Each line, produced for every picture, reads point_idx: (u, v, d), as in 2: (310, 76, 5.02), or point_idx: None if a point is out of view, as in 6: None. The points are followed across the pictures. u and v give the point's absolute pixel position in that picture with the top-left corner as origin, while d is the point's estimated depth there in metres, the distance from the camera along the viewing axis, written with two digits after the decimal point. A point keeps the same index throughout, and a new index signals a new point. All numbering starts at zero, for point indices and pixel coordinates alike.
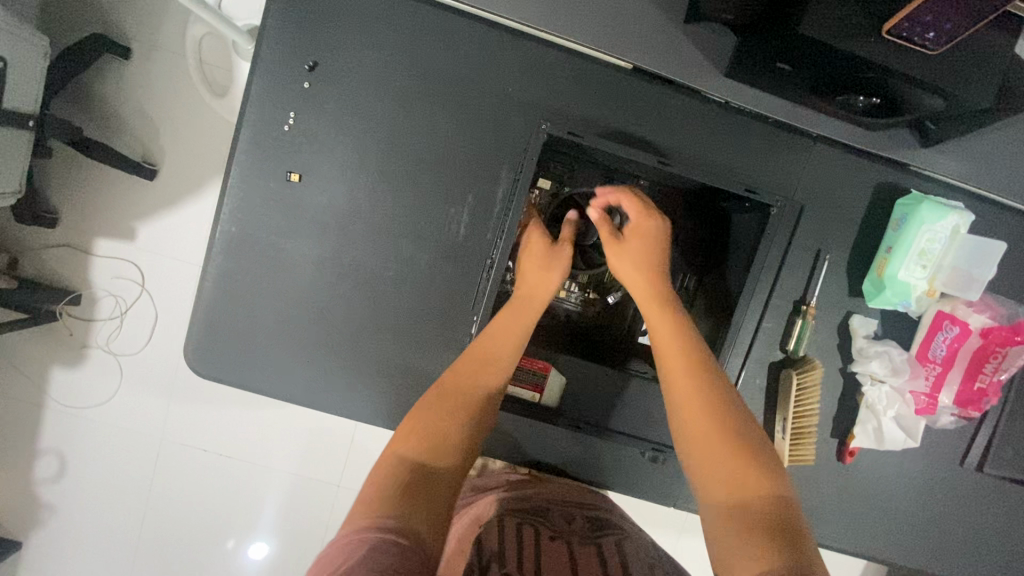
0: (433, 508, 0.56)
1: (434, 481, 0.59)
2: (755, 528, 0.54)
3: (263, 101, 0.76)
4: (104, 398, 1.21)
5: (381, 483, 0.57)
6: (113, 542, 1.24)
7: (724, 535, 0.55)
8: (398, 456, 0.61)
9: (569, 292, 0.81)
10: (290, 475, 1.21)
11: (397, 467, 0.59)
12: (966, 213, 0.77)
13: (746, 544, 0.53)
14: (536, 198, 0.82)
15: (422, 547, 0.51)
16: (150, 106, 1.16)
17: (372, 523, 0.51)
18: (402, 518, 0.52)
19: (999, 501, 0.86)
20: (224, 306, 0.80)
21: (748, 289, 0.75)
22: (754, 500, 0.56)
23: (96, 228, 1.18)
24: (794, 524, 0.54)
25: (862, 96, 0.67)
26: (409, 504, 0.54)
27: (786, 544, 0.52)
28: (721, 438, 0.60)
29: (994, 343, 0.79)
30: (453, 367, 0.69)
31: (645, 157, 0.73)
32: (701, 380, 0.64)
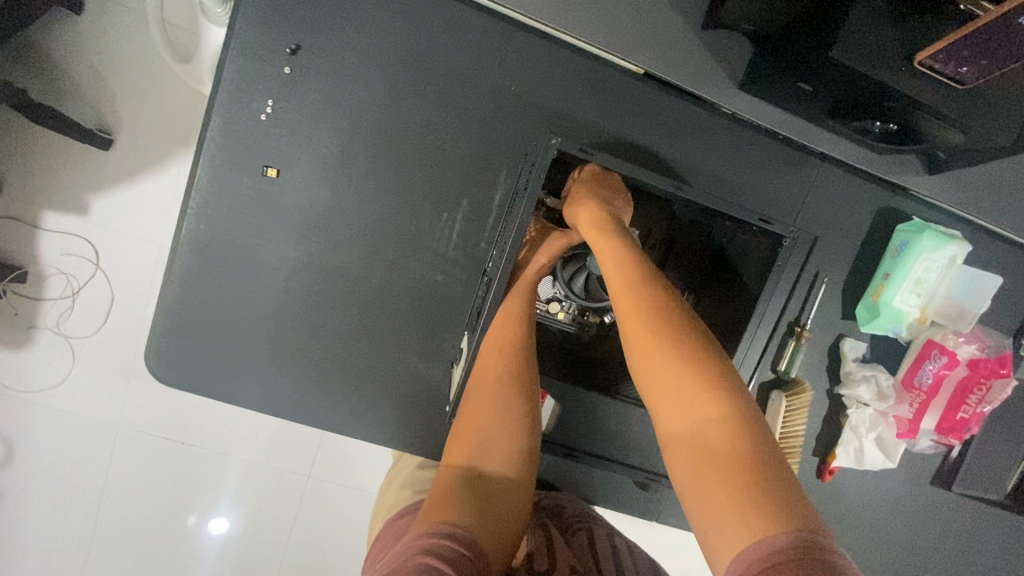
0: (494, 516, 0.59)
1: (491, 490, 0.62)
2: (721, 484, 0.53)
3: (237, 85, 0.68)
4: (53, 384, 1.12)
5: (436, 500, 0.60)
6: (63, 534, 1.15)
7: (696, 491, 0.55)
8: (449, 474, 0.64)
9: (567, 312, 0.79)
10: (257, 467, 1.16)
11: (449, 485, 0.62)
12: (965, 243, 0.77)
13: (726, 506, 0.51)
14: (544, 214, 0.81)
15: (484, 553, 0.54)
16: (105, 68, 1.04)
17: (429, 531, 0.54)
18: (461, 525, 0.55)
19: (965, 521, 0.89)
20: (190, 308, 0.73)
21: (756, 317, 0.72)
22: (722, 452, 0.54)
23: (42, 200, 1.07)
24: (755, 466, 0.52)
25: (879, 123, 0.67)
26: (465, 512, 0.58)
27: (769, 500, 0.50)
28: (683, 383, 0.58)
29: (979, 375, 0.81)
30: (471, 385, 0.70)
31: (659, 180, 0.70)
32: (657, 327, 0.61)
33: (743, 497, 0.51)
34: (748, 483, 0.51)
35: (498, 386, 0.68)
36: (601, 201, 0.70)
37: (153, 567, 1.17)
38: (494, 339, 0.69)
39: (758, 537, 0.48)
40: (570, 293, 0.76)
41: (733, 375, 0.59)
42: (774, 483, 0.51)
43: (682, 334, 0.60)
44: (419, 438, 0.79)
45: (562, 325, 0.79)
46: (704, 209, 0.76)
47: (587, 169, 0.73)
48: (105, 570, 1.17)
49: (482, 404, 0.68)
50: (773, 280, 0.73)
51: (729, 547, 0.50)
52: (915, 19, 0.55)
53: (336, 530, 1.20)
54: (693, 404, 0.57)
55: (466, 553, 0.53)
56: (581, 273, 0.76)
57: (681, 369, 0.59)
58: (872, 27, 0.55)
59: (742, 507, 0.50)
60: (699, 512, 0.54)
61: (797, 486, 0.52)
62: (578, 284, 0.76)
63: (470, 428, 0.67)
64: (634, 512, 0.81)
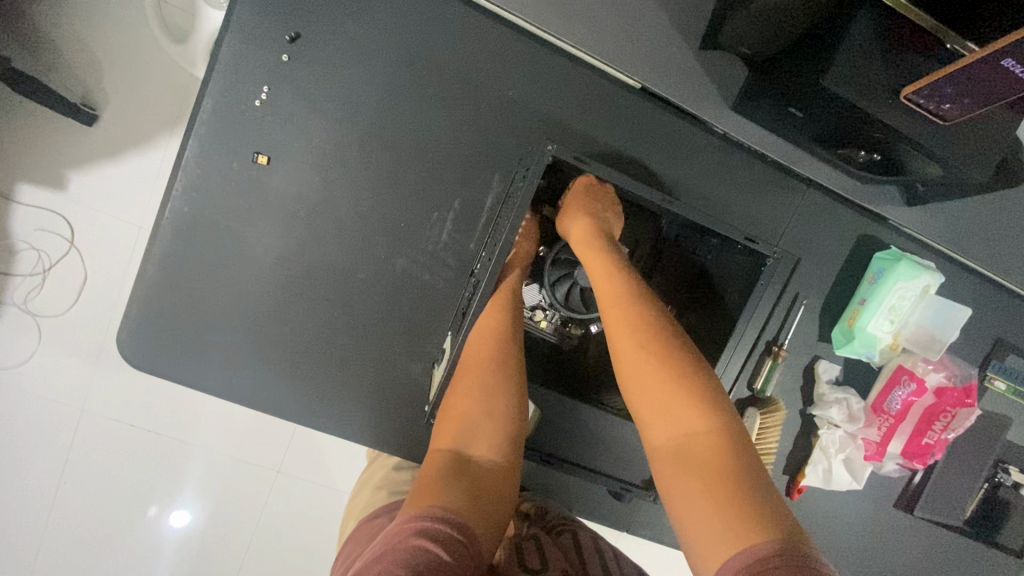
0: (484, 500, 0.60)
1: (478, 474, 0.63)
2: (706, 490, 0.54)
3: (232, 68, 0.67)
4: (17, 362, 1.08)
5: (425, 483, 0.60)
6: (13, 520, 1.11)
7: (681, 495, 0.56)
8: (438, 458, 0.64)
9: (549, 321, 0.79)
10: (224, 458, 1.14)
11: (438, 468, 0.62)
12: (937, 274, 0.80)
13: (710, 510, 0.53)
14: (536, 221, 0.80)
15: (475, 536, 0.55)
16: (96, 43, 1.02)
17: (419, 514, 0.54)
18: (451, 507, 0.56)
19: (925, 544, 0.91)
20: (167, 291, 0.71)
21: (737, 334, 0.73)
22: (707, 459, 0.56)
23: (18, 172, 1.03)
24: (737, 473, 0.54)
25: (863, 152, 0.69)
26: (455, 495, 0.58)
27: (751, 506, 0.52)
28: (670, 390, 0.59)
29: (946, 403, 0.83)
30: (457, 373, 0.69)
31: (650, 194, 0.70)
32: (647, 335, 0.62)
33: (728, 502, 0.52)
34: (733, 489, 0.53)
35: (488, 370, 0.68)
36: (593, 210, 0.71)
37: (108, 557, 1.13)
38: (484, 324, 0.68)
39: (744, 540, 0.49)
40: (554, 298, 0.75)
41: (718, 386, 0.60)
42: (756, 490, 0.53)
43: (670, 342, 0.62)
44: (396, 437, 0.78)
45: (545, 335, 0.79)
46: (691, 225, 0.77)
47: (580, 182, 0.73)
48: (59, 557, 1.13)
49: (469, 389, 0.67)
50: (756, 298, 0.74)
51: (714, 550, 0.51)
52: (906, 52, 0.57)
53: (303, 527, 1.18)
54: (678, 412, 0.59)
55: (457, 536, 0.53)
56: (571, 287, 0.75)
57: (668, 377, 0.60)
58: (867, 57, 0.57)
59: (727, 511, 0.52)
60: (682, 515, 0.55)
61: (775, 491, 0.55)
62: (562, 292, 0.76)
63: (457, 412, 0.67)
64: (605, 522, 0.82)
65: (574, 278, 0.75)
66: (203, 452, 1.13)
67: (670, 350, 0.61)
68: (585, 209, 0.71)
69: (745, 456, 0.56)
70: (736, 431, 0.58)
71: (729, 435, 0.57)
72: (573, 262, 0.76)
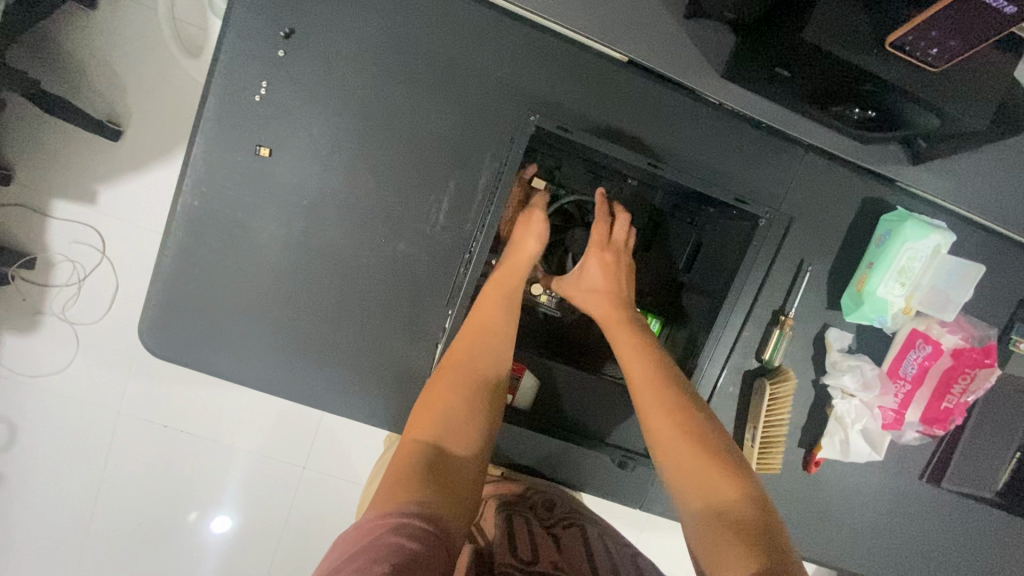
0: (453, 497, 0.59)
1: (448, 467, 0.62)
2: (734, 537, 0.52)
3: (233, 68, 0.71)
4: (58, 369, 1.15)
5: (396, 473, 0.59)
6: (65, 518, 1.19)
7: (709, 548, 0.53)
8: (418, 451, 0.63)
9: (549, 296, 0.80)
10: (252, 455, 1.18)
11: (411, 457, 0.62)
12: (948, 233, 0.77)
13: (736, 558, 0.51)
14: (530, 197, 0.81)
15: (446, 529, 0.55)
16: (118, 61, 1.08)
17: (395, 511, 0.54)
18: (425, 503, 0.55)
19: (953, 515, 0.88)
20: (182, 285, 0.75)
21: (731, 297, 0.72)
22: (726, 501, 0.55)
23: (53, 189, 1.10)
24: (755, 516, 0.54)
25: (857, 109, 0.68)
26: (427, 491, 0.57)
27: (774, 552, 0.51)
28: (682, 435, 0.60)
29: (965, 364, 0.81)
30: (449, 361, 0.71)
31: (637, 159, 0.70)
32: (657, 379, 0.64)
33: (752, 550, 0.51)
34: (752, 536, 0.52)
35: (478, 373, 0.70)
36: (604, 258, 0.73)
37: (150, 555, 1.20)
38: (486, 327, 0.72)
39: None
40: (550, 268, 0.82)
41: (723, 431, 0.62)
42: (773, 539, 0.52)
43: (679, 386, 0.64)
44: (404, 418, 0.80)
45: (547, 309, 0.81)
46: (684, 192, 0.78)
47: (594, 225, 0.73)
48: (104, 556, 1.20)
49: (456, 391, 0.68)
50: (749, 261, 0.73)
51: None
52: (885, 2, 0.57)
53: (329, 520, 1.21)
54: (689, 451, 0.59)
55: (431, 531, 0.53)
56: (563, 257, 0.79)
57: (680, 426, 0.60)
58: (849, 8, 0.56)
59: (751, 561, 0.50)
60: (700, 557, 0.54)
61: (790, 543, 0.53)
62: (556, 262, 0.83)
63: (442, 408, 0.67)
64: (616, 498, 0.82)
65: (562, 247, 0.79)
66: (232, 451, 1.18)
67: (677, 399, 0.63)
68: (597, 259, 0.73)
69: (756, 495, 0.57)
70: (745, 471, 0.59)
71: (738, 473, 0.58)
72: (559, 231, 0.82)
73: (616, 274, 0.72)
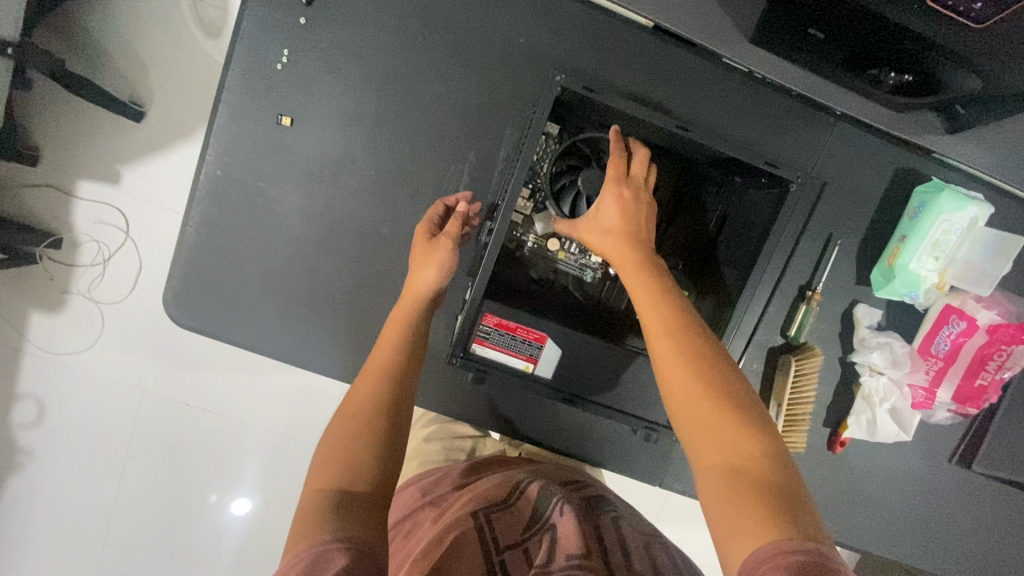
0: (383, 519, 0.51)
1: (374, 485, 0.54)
2: (756, 498, 0.50)
3: (255, 37, 0.70)
4: (85, 346, 1.17)
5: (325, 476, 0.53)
6: (92, 493, 1.22)
7: (724, 509, 0.50)
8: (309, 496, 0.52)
9: (568, 253, 0.79)
10: (273, 434, 1.20)
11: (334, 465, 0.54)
12: (986, 204, 0.75)
13: (753, 515, 0.48)
14: (544, 144, 0.75)
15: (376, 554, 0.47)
16: (139, 39, 1.08)
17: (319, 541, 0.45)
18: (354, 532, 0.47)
19: (984, 499, 0.86)
20: (204, 257, 0.75)
21: (763, 260, 0.71)
22: (746, 458, 0.52)
23: (78, 170, 1.12)
24: (775, 477, 0.51)
25: (893, 72, 0.66)
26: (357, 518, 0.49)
27: (792, 513, 0.48)
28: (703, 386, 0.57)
29: (1000, 340, 0.78)
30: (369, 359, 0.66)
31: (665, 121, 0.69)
32: (675, 326, 0.60)
33: (769, 510, 0.49)
34: (770, 497, 0.49)
35: (372, 394, 0.61)
36: (621, 196, 0.69)
37: (174, 533, 1.22)
38: (374, 358, 0.66)
39: (771, 544, 0.46)
40: (561, 214, 0.74)
41: (744, 380, 0.58)
42: (794, 502, 0.49)
43: (698, 333, 0.60)
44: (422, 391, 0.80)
45: (567, 270, 0.81)
46: (711, 158, 0.77)
47: (612, 159, 0.69)
48: (129, 532, 1.23)
49: (347, 426, 0.59)
50: (781, 226, 0.71)
51: (740, 549, 0.48)
52: None
53: None
54: (707, 402, 0.56)
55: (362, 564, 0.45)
56: (578, 201, 0.74)
57: (697, 374, 0.57)
58: None
59: (772, 523, 0.48)
60: (710, 513, 0.52)
61: (810, 502, 0.51)
62: (568, 206, 0.74)
63: (340, 444, 0.57)
64: (637, 471, 0.82)
65: (579, 189, 0.74)
66: (253, 429, 1.20)
67: (698, 347, 0.59)
68: (614, 197, 0.69)
69: (775, 448, 0.54)
70: (765, 422, 0.55)
71: (757, 424, 0.55)
72: (573, 172, 0.75)
73: (633, 214, 0.68)
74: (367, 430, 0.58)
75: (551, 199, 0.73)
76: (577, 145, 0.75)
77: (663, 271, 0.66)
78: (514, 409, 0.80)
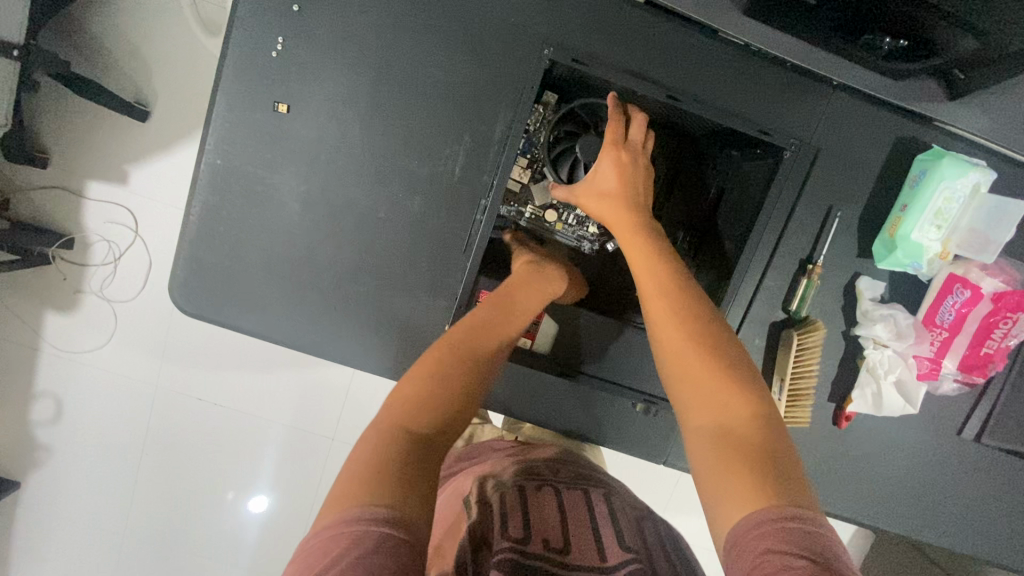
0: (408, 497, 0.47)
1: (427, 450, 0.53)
2: (743, 454, 0.50)
3: (250, 27, 0.71)
4: (99, 343, 1.20)
5: (362, 483, 0.47)
6: (112, 488, 1.25)
7: (713, 464, 0.51)
8: (380, 426, 0.55)
9: (566, 224, 0.82)
10: (285, 427, 1.22)
11: (392, 454, 0.51)
12: (989, 170, 0.74)
13: (739, 476, 0.49)
14: (540, 113, 0.79)
15: (418, 531, 0.45)
16: (141, 39, 1.10)
17: (353, 518, 0.44)
18: (390, 503, 0.45)
19: (994, 472, 0.85)
20: (208, 247, 0.77)
21: (760, 225, 0.76)
22: (735, 414, 0.53)
23: (87, 171, 1.14)
24: (765, 437, 0.52)
25: (888, 37, 0.65)
26: (400, 490, 0.47)
27: (778, 475, 0.49)
28: (695, 343, 0.58)
29: (1005, 309, 0.77)
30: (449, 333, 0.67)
31: (655, 90, 0.74)
32: (670, 286, 0.62)
33: (757, 471, 0.49)
34: (758, 454, 0.50)
35: (460, 353, 0.64)
36: (619, 158, 0.72)
37: (193, 527, 1.25)
38: (463, 332, 0.66)
39: (759, 509, 0.46)
40: (559, 180, 0.77)
41: (736, 340, 0.60)
42: (781, 460, 0.50)
43: (693, 295, 0.62)
44: None
45: (565, 242, 0.85)
46: (704, 131, 0.83)
47: (610, 123, 0.72)
48: (150, 527, 1.26)
49: (430, 377, 0.60)
50: (775, 194, 0.75)
51: (728, 513, 0.48)
52: None
53: None
54: (698, 358, 0.57)
55: (402, 543, 0.43)
56: (576, 166, 0.77)
57: (690, 331, 0.59)
58: None
59: (760, 480, 0.48)
60: (699, 476, 0.53)
61: (798, 462, 0.51)
62: (565, 171, 0.77)
63: (412, 403, 0.57)
64: (639, 449, 0.83)
65: (575, 155, 0.76)
66: (266, 422, 1.21)
67: (692, 308, 0.61)
68: (613, 159, 0.72)
69: (765, 407, 0.54)
70: (756, 382, 0.56)
71: (748, 382, 0.56)
72: (572, 137, 0.77)
73: (630, 179, 0.72)
74: (449, 389, 0.60)
75: (550, 165, 0.76)
76: (575, 111, 0.78)
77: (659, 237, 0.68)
78: (513, 393, 0.79)
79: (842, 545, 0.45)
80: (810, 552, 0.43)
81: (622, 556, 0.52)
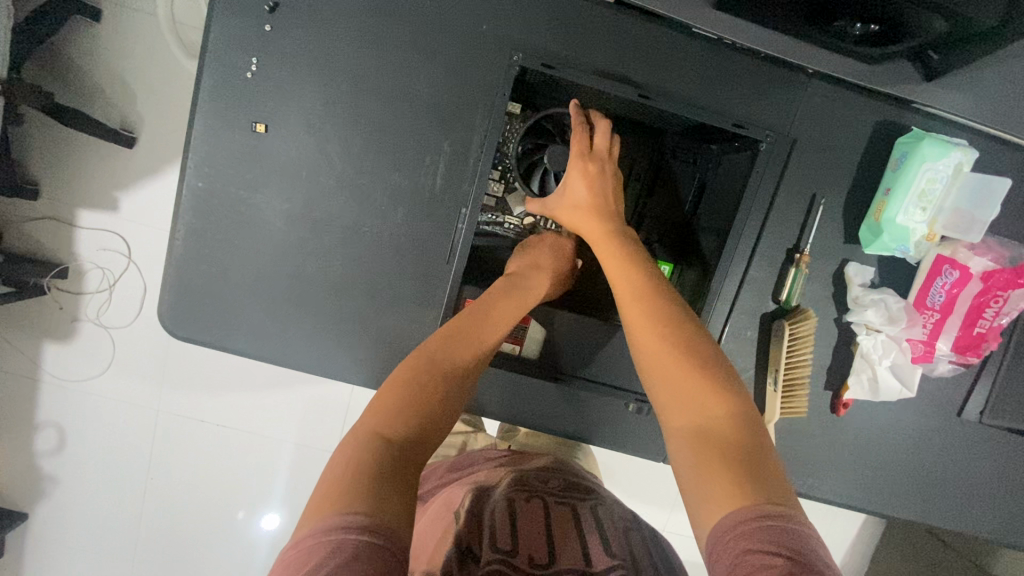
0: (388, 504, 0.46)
1: (401, 456, 0.53)
2: (721, 457, 0.50)
3: (224, 49, 0.72)
4: (97, 371, 1.20)
5: (337, 490, 0.47)
6: (120, 515, 1.25)
7: (692, 469, 0.51)
8: (355, 434, 0.54)
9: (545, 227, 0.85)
10: (289, 444, 1.22)
11: (367, 460, 0.50)
12: (970, 149, 0.73)
13: (715, 474, 0.49)
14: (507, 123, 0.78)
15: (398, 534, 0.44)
16: (123, 67, 1.10)
17: (332, 525, 0.43)
18: (365, 508, 0.45)
19: (997, 451, 0.84)
20: (195, 269, 0.77)
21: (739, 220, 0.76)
22: (711, 417, 0.53)
23: (77, 200, 1.14)
24: (742, 438, 0.51)
25: (858, 24, 0.65)
26: (379, 497, 0.47)
27: (752, 471, 0.48)
28: (668, 348, 0.58)
29: (995, 287, 0.77)
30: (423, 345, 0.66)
31: (625, 90, 0.73)
32: (643, 292, 0.63)
33: (735, 473, 0.48)
34: (734, 456, 0.50)
35: (435, 362, 0.63)
36: (586, 169, 0.72)
37: (205, 550, 1.25)
38: (435, 342, 0.66)
39: (737, 510, 0.46)
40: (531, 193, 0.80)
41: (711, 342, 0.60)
42: (759, 460, 0.50)
43: (666, 299, 0.62)
44: None
45: None
46: (679, 128, 0.83)
47: (574, 134, 0.72)
48: (162, 551, 1.25)
49: (402, 390, 0.59)
50: (753, 188, 0.75)
51: (709, 514, 0.47)
52: None
53: None
54: (673, 362, 0.57)
55: (383, 548, 0.43)
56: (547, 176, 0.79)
57: (664, 336, 0.59)
58: None
59: (738, 481, 0.48)
60: (679, 477, 0.52)
61: (778, 461, 0.51)
62: (537, 183, 0.80)
63: (387, 412, 0.57)
64: (637, 447, 0.82)
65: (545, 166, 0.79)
66: (269, 440, 1.21)
67: (666, 313, 0.61)
68: (581, 170, 0.72)
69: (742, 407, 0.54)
70: (733, 382, 0.56)
71: (724, 382, 0.56)
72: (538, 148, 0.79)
73: (599, 189, 0.73)
74: (427, 398, 0.59)
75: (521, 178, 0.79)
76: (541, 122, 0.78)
77: (632, 245, 0.69)
78: (506, 399, 0.80)
79: (822, 542, 0.44)
80: (788, 549, 0.42)
81: (608, 563, 0.52)
